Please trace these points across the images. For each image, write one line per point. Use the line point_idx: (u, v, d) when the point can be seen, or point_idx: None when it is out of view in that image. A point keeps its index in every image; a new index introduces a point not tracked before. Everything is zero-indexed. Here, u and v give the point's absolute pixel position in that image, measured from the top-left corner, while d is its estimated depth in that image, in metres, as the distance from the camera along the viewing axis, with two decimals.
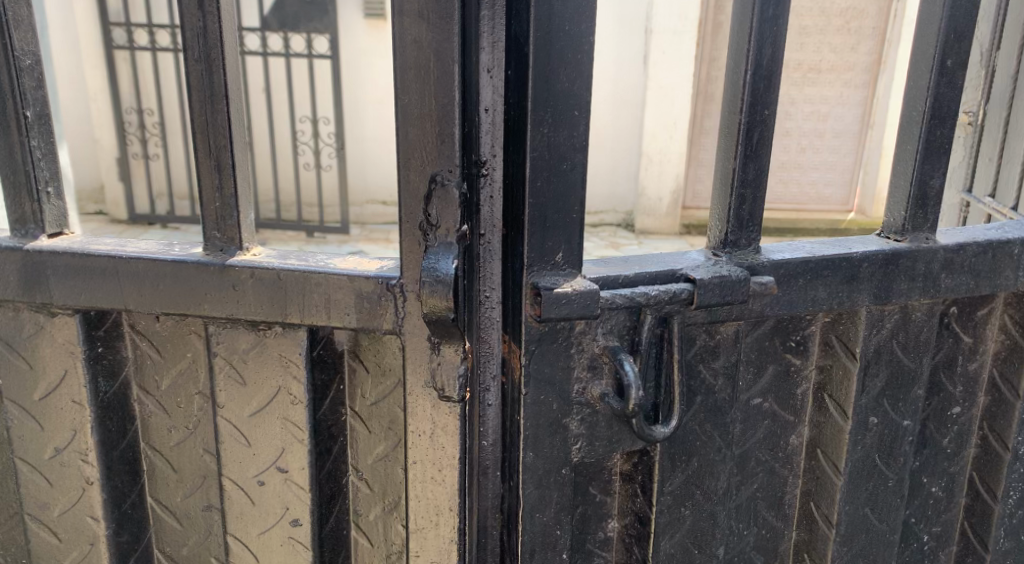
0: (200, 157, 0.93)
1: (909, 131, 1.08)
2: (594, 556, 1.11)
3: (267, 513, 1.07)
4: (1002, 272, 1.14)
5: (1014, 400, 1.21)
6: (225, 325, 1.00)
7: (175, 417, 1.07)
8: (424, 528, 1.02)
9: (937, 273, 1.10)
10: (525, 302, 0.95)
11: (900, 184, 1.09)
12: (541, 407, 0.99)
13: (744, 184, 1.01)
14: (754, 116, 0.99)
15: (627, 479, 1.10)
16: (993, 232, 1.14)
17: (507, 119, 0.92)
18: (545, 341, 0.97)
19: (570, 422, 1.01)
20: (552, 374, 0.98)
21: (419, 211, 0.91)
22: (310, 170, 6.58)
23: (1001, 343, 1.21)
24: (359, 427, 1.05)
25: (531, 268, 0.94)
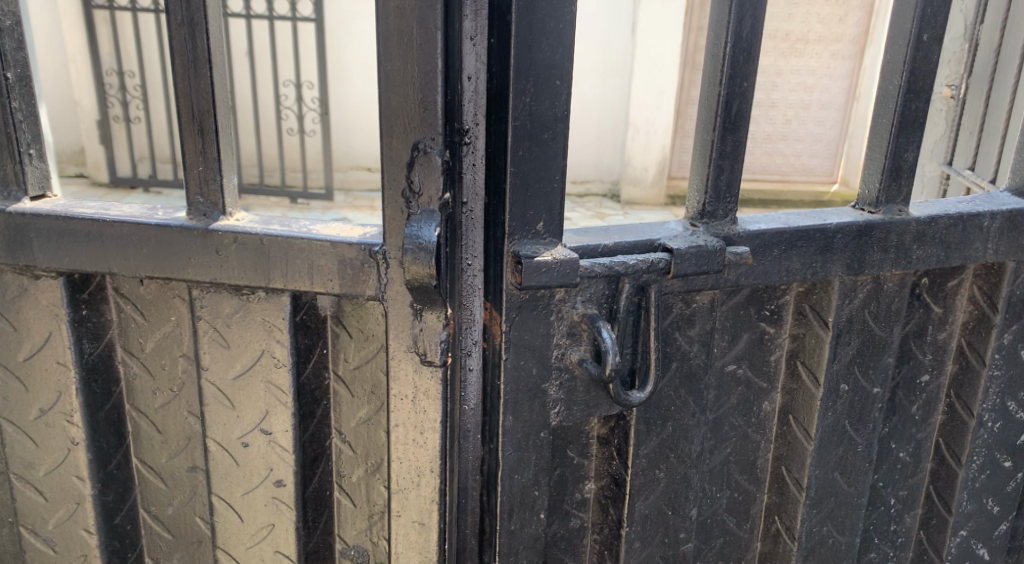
0: (184, 122, 0.94)
1: (885, 105, 1.09)
2: (570, 517, 1.15)
3: (251, 474, 1.09)
4: (972, 244, 1.16)
5: (980, 368, 1.25)
6: (209, 289, 1.02)
7: (159, 379, 1.09)
8: (406, 489, 1.04)
9: (909, 245, 1.13)
10: (507, 269, 0.97)
11: (876, 156, 1.11)
12: (519, 372, 1.01)
13: (722, 155, 1.03)
14: (734, 88, 1.00)
15: (603, 443, 1.13)
16: (964, 205, 1.16)
17: (491, 87, 0.93)
18: (526, 308, 0.99)
19: (549, 387, 1.03)
20: (533, 339, 1.00)
21: (401, 178, 0.92)
22: (294, 136, 6.55)
23: (969, 314, 1.24)
24: (342, 391, 1.07)
25: (511, 237, 0.96)
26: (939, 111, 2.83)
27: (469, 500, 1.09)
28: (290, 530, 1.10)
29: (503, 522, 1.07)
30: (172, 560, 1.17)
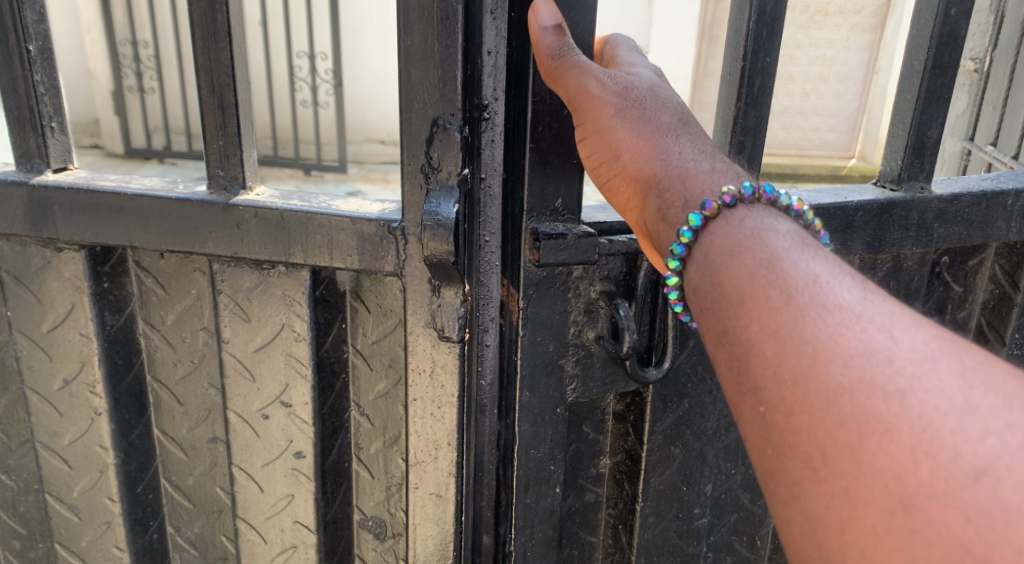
0: (204, 96, 0.94)
1: (910, 80, 1.08)
2: (585, 490, 1.17)
3: (270, 445, 1.10)
4: (995, 222, 1.15)
5: (1000, 348, 1.26)
6: (229, 263, 1.02)
7: (180, 350, 1.10)
8: (424, 462, 1.05)
9: (931, 224, 1.12)
10: (525, 247, 0.96)
11: (899, 133, 1.10)
12: (536, 348, 1.01)
13: (744, 132, 1.02)
14: (756, 63, 0.99)
15: (619, 418, 1.15)
16: (988, 182, 1.15)
17: (510, 62, 0.93)
18: (544, 284, 0.99)
19: (566, 363, 1.04)
20: (549, 316, 1.01)
21: (420, 154, 0.92)
22: (309, 108, 6.54)
23: (991, 293, 1.24)
24: (361, 365, 1.08)
25: (529, 214, 0.96)
26: (962, 87, 2.81)
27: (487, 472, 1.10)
28: (309, 501, 1.12)
29: (520, 496, 1.08)
30: (193, 528, 1.19)
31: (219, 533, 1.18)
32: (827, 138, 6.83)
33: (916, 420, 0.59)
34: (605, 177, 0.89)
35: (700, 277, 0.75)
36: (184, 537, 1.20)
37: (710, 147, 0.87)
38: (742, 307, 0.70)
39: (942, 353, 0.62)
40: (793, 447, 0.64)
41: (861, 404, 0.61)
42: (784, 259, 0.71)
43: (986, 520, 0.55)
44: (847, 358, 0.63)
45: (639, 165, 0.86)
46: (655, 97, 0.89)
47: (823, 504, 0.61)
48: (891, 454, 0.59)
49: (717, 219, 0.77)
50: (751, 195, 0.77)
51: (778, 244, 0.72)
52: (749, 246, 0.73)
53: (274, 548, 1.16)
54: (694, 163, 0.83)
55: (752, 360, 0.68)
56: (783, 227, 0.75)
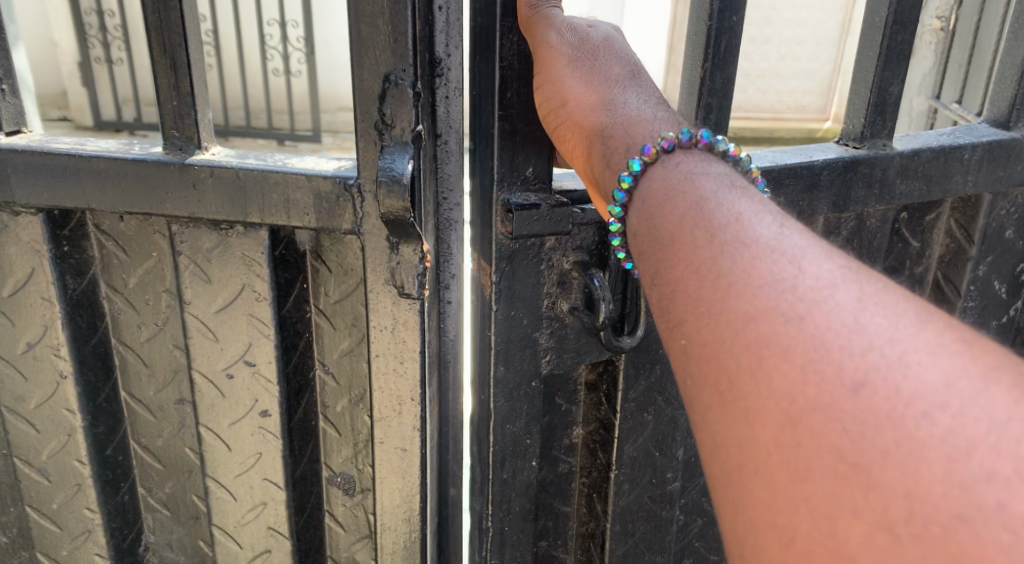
0: (156, 55, 0.94)
1: (872, 37, 1.09)
2: (559, 461, 1.19)
3: (236, 405, 1.12)
4: (953, 176, 1.19)
5: (955, 300, 1.32)
6: (188, 224, 1.03)
7: (143, 313, 1.11)
8: (388, 417, 1.07)
9: (893, 180, 1.15)
10: (498, 219, 0.99)
11: (861, 91, 1.12)
12: (511, 323, 1.04)
13: (711, 93, 1.04)
14: (723, 22, 1.00)
15: (591, 388, 1.18)
16: (944, 137, 1.18)
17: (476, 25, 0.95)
18: (514, 258, 1.01)
19: (540, 336, 1.06)
20: (522, 289, 1.03)
21: (373, 110, 0.92)
22: (280, 77, 6.47)
23: (949, 245, 1.30)
24: (324, 324, 1.09)
25: (500, 186, 0.98)
26: (928, 44, 2.84)
27: (454, 419, 1.14)
28: (277, 457, 1.14)
29: (497, 472, 1.10)
30: (165, 488, 1.22)
31: (190, 492, 1.21)
32: (801, 101, 6.89)
33: (810, 340, 0.63)
34: (554, 126, 0.94)
35: (637, 220, 0.81)
36: (156, 497, 1.22)
37: (656, 98, 0.93)
38: (671, 247, 0.75)
39: (844, 280, 0.66)
40: (699, 365, 0.68)
41: (764, 328, 0.65)
42: (710, 200, 0.76)
43: (858, 424, 0.59)
44: (758, 290, 0.67)
45: (586, 115, 0.91)
46: (609, 49, 0.95)
47: (726, 411, 0.65)
48: (785, 373, 0.63)
49: (654, 164, 0.83)
50: (687, 140, 0.84)
51: (706, 187, 0.78)
52: (680, 189, 0.79)
53: (244, 506, 1.17)
54: (638, 113, 0.90)
55: (676, 298, 0.72)
56: (714, 171, 0.81)
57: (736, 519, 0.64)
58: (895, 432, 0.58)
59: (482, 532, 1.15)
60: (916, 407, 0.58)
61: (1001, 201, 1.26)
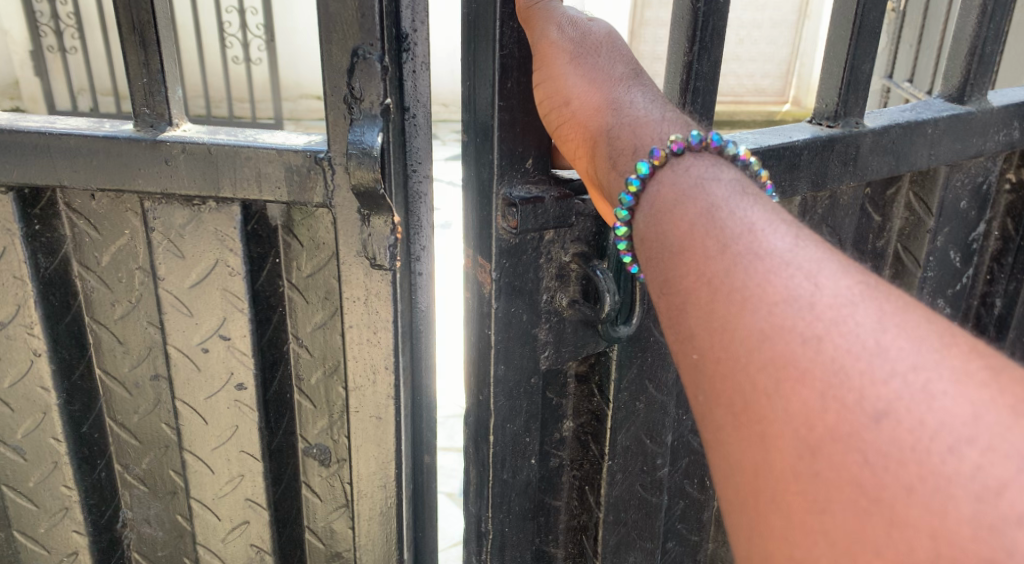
0: (125, 33, 0.95)
1: (844, 15, 1.13)
2: (550, 456, 1.21)
3: (212, 379, 1.14)
4: (918, 151, 1.25)
5: (916, 271, 1.39)
6: (160, 200, 1.04)
7: (117, 291, 1.12)
8: (362, 386, 1.10)
9: (866, 155, 1.20)
10: (500, 213, 1.01)
11: (834, 70, 1.17)
12: (512, 319, 1.06)
13: (698, 77, 1.07)
14: (710, 4, 1.03)
15: (582, 380, 1.20)
16: (908, 113, 1.24)
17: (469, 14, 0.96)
18: (514, 254, 1.03)
19: (539, 331, 1.09)
20: (523, 283, 1.05)
21: (342, 85, 0.94)
22: (239, 65, 6.48)
23: (913, 219, 1.36)
24: (297, 298, 1.11)
25: (500, 179, 1.00)
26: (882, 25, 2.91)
27: (428, 384, 1.18)
28: (253, 430, 1.16)
29: (498, 471, 1.14)
30: (141, 464, 1.23)
31: (168, 468, 1.23)
32: (761, 84, 7.01)
33: (830, 363, 0.59)
34: (557, 126, 0.94)
35: (647, 228, 0.78)
36: (131, 473, 1.24)
37: (661, 97, 0.92)
38: (682, 256, 0.72)
39: (864, 299, 0.62)
40: (713, 383, 0.65)
41: (782, 349, 0.62)
42: (724, 208, 0.73)
43: (882, 458, 0.55)
44: (773, 305, 0.64)
45: (591, 116, 0.91)
46: (612, 48, 0.94)
47: (735, 441, 0.63)
48: (804, 399, 0.59)
49: (664, 169, 0.80)
50: (697, 143, 0.81)
51: (719, 195, 0.75)
52: (691, 197, 0.76)
53: (222, 478, 1.20)
54: (644, 113, 0.88)
55: (688, 311, 0.69)
56: (725, 176, 0.78)
57: (752, 547, 0.61)
58: (920, 470, 0.54)
59: (482, 535, 1.20)
60: (942, 442, 0.54)
61: (956, 174, 1.34)
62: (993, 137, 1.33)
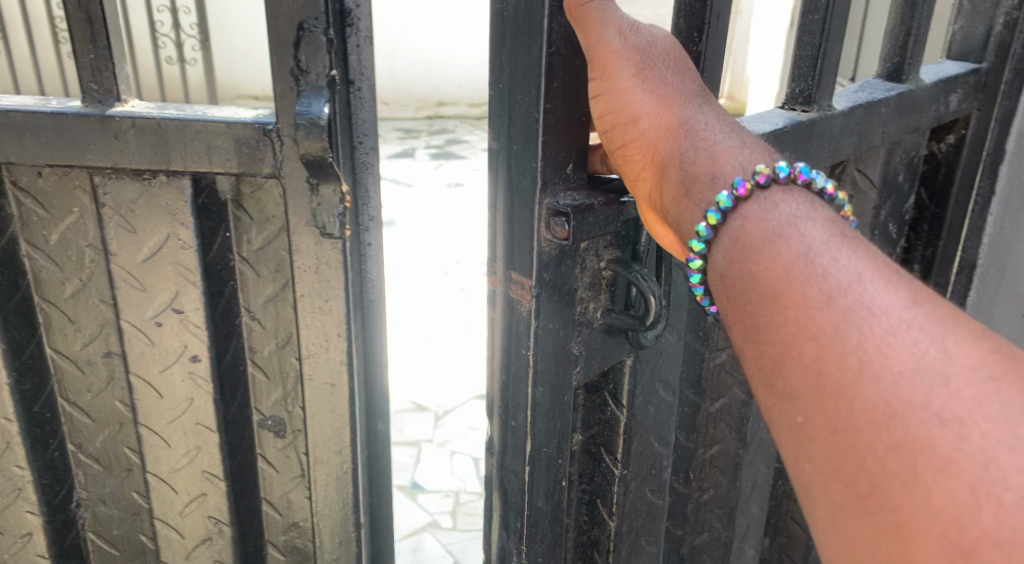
0: (70, 9, 0.97)
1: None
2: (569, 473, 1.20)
3: (166, 352, 1.16)
4: (875, 129, 1.34)
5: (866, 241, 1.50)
6: (110, 175, 1.07)
7: (67, 268, 1.14)
8: (316, 353, 1.13)
9: (838, 134, 1.27)
10: (550, 226, 0.99)
11: (808, 51, 1.21)
12: (548, 335, 1.04)
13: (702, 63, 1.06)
14: None
15: (593, 390, 1.19)
16: (861, 93, 1.32)
17: (509, 10, 0.94)
18: (553, 266, 1.02)
19: (572, 345, 1.08)
20: (561, 296, 1.04)
21: (288, 57, 0.98)
22: (173, 66, 6.46)
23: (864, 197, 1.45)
24: (248, 271, 1.14)
25: (543, 189, 0.98)
26: None
27: (380, 351, 1.21)
28: (208, 402, 1.19)
29: (533, 499, 1.13)
30: (95, 443, 1.24)
31: (122, 445, 1.24)
32: None
33: (976, 457, 0.60)
34: (620, 145, 0.95)
35: (729, 263, 0.78)
36: (85, 452, 1.25)
37: (731, 122, 0.91)
38: (780, 307, 0.72)
39: (1002, 378, 0.64)
40: (832, 438, 0.66)
41: (916, 430, 0.62)
42: (822, 257, 0.72)
43: None
44: (896, 375, 0.64)
45: (660, 138, 0.92)
46: (675, 67, 0.95)
47: (861, 532, 0.65)
48: (948, 491, 0.60)
49: (748, 202, 0.79)
50: (786, 177, 0.80)
51: (815, 237, 0.74)
52: (781, 240, 0.75)
53: (178, 451, 1.22)
54: (718, 140, 0.88)
55: (788, 366, 0.70)
56: (819, 218, 0.77)
57: None
58: None
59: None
60: None
61: (896, 151, 1.46)
62: (926, 112, 1.42)
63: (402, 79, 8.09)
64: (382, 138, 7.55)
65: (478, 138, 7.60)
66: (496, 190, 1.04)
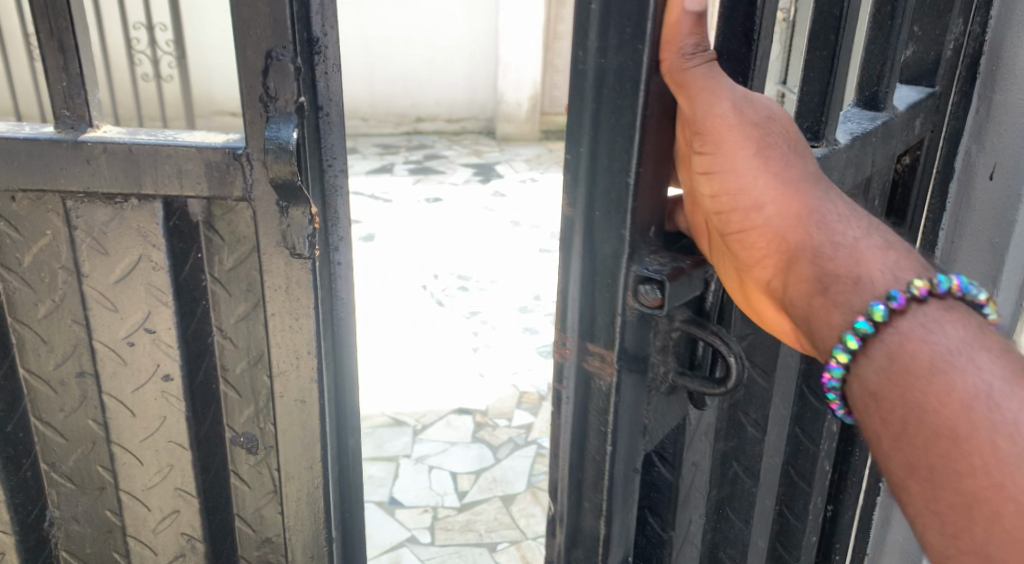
0: (43, 39, 1.00)
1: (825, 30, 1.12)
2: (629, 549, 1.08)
3: (138, 371, 1.19)
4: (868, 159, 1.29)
5: None
6: (83, 200, 1.09)
7: (40, 290, 1.16)
8: (287, 371, 1.16)
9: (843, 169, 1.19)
10: (643, 297, 0.88)
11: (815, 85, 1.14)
12: (627, 406, 0.95)
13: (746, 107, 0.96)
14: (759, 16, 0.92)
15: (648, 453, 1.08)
16: (854, 126, 1.28)
17: (598, 68, 0.86)
18: (635, 334, 0.92)
19: (645, 411, 0.98)
20: (639, 366, 0.95)
21: (258, 85, 1.01)
22: (150, 83, 6.53)
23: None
24: (220, 290, 1.16)
25: (631, 258, 0.89)
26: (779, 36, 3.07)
27: (351, 367, 1.24)
28: (181, 420, 1.21)
29: None
30: (68, 462, 1.26)
31: (96, 463, 1.26)
32: None
33: None
34: (738, 228, 0.86)
35: (884, 381, 0.76)
36: (59, 471, 1.27)
37: (855, 210, 0.87)
38: (956, 447, 0.71)
39: None
40: (1014, 561, 0.67)
41: None
42: (997, 396, 0.71)
43: None
44: None
45: (787, 226, 0.85)
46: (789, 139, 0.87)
47: None
48: None
49: (906, 317, 0.76)
50: (944, 289, 0.77)
51: (983, 368, 0.72)
52: (949, 369, 0.73)
53: (150, 469, 1.24)
54: (853, 236, 0.83)
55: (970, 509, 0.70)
56: (979, 341, 0.75)
57: None
58: None
59: None
60: None
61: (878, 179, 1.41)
62: (899, 138, 1.40)
63: (380, 95, 8.07)
64: (361, 153, 7.58)
65: (457, 153, 7.65)
66: (574, 256, 0.94)
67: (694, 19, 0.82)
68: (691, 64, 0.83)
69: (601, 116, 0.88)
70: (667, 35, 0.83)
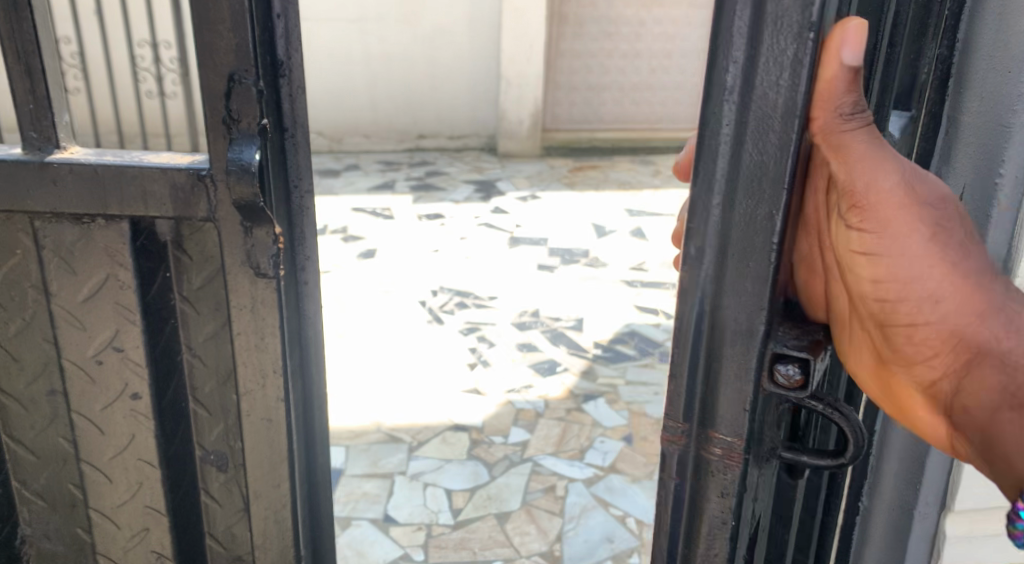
0: (11, 63, 1.02)
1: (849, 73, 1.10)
2: None
3: (107, 389, 1.20)
4: None
5: None
6: (51, 220, 1.11)
7: (9, 309, 1.17)
8: (253, 390, 1.16)
9: None
10: (782, 374, 0.84)
11: None
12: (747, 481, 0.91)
13: None
14: None
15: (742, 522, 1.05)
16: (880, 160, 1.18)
17: (741, 130, 0.81)
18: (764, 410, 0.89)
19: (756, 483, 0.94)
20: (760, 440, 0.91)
21: (220, 107, 1.02)
22: (153, 100, 6.63)
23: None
24: (189, 310, 1.17)
25: (766, 336, 0.85)
26: None
27: (320, 386, 1.25)
28: (150, 438, 1.22)
29: None
30: (39, 481, 1.27)
31: (66, 482, 1.26)
32: None
33: None
34: (918, 327, 0.82)
35: None
36: (30, 489, 1.27)
37: None
38: None
39: None
40: None
41: None
42: None
43: None
44: None
45: (966, 323, 0.81)
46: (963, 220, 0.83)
47: None
48: None
49: None
50: None
51: None
52: None
53: (119, 487, 1.25)
54: None
55: None
56: None
57: None
58: None
59: None
60: None
61: None
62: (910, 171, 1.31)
63: (382, 111, 8.03)
64: (363, 170, 7.62)
65: (458, 171, 7.67)
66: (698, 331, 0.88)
67: (851, 75, 0.78)
68: (849, 127, 0.80)
69: (737, 185, 0.82)
70: (821, 94, 0.79)
